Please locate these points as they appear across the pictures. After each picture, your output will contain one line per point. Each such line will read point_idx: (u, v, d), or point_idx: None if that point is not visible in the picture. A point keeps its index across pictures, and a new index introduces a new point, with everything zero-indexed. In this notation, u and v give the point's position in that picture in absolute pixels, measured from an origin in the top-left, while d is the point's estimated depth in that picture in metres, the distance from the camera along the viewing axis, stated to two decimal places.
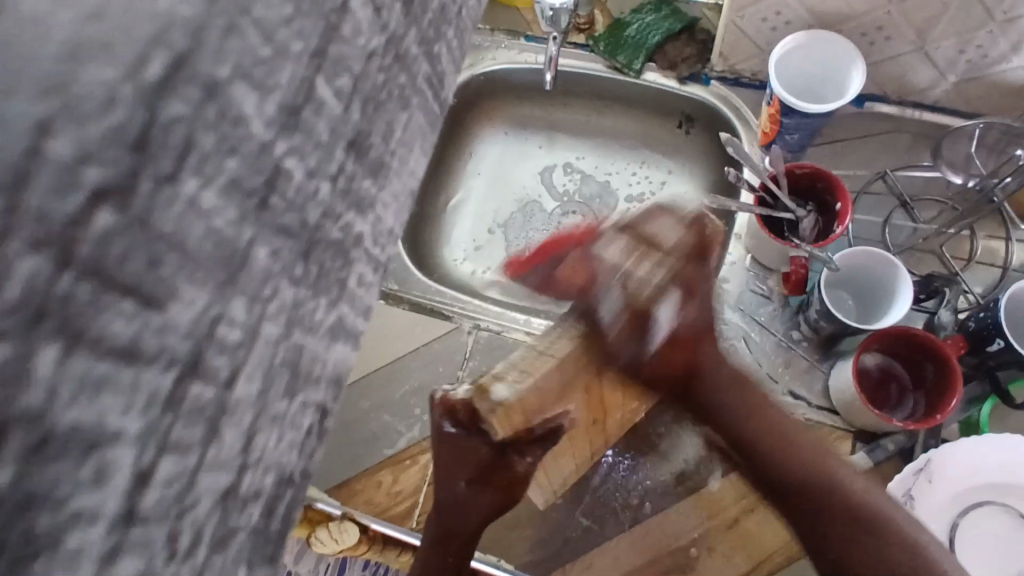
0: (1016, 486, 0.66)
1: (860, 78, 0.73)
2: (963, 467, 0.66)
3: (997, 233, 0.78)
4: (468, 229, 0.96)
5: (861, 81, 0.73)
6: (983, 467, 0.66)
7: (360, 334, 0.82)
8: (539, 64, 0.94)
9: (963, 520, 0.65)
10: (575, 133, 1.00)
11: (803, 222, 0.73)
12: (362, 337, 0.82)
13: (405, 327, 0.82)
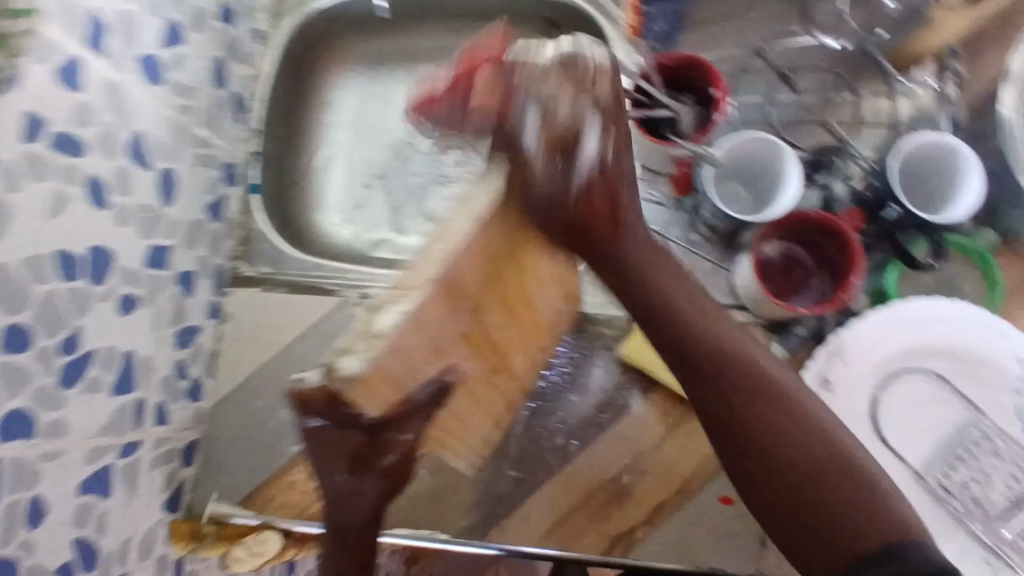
0: (933, 345, 0.63)
1: None
2: (876, 340, 0.63)
3: (880, 91, 0.73)
4: (340, 188, 0.87)
5: None
6: (897, 335, 0.63)
7: (239, 326, 0.75)
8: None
9: (885, 393, 0.63)
10: (438, 59, 0.90)
11: (683, 116, 0.68)
12: (242, 329, 0.75)
13: (285, 309, 0.75)
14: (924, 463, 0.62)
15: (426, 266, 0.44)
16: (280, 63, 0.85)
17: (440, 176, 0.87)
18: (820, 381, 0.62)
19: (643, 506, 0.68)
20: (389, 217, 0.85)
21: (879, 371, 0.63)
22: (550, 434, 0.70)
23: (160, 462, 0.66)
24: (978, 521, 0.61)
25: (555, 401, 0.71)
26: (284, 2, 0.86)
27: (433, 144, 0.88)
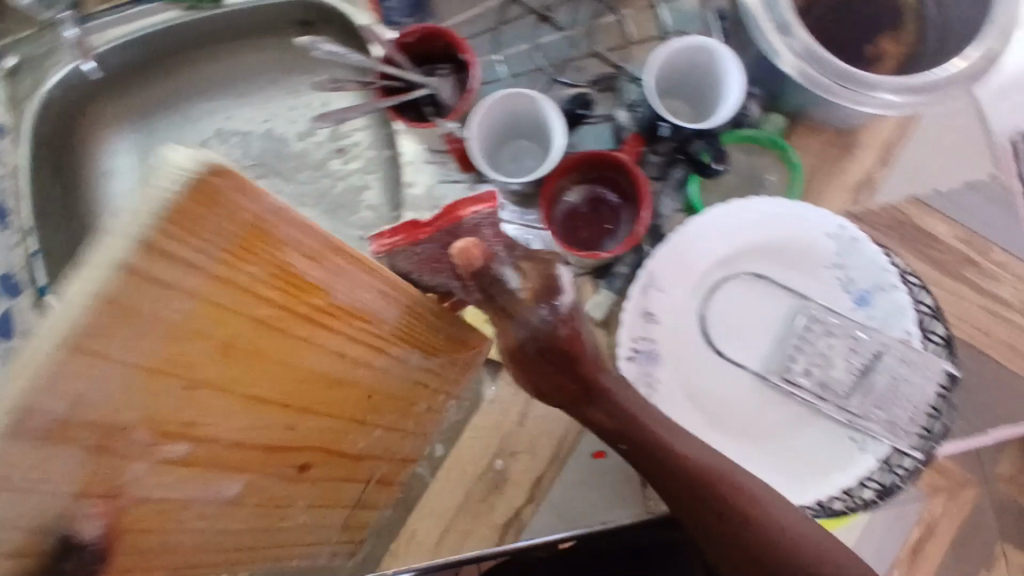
0: (743, 247, 0.63)
1: None
2: (688, 257, 0.62)
3: (642, 5, 0.71)
4: None
5: None
6: (705, 246, 0.62)
7: None
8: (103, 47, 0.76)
9: (709, 305, 0.63)
10: (208, 94, 0.84)
11: (442, 91, 0.63)
12: None
13: None
14: (765, 362, 0.63)
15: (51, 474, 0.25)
16: (31, 155, 0.76)
17: None
18: (643, 313, 0.61)
19: (523, 485, 0.67)
20: None
21: (699, 286, 0.63)
22: None
23: None
24: (832, 403, 0.62)
25: None
26: (15, 87, 0.76)
27: None
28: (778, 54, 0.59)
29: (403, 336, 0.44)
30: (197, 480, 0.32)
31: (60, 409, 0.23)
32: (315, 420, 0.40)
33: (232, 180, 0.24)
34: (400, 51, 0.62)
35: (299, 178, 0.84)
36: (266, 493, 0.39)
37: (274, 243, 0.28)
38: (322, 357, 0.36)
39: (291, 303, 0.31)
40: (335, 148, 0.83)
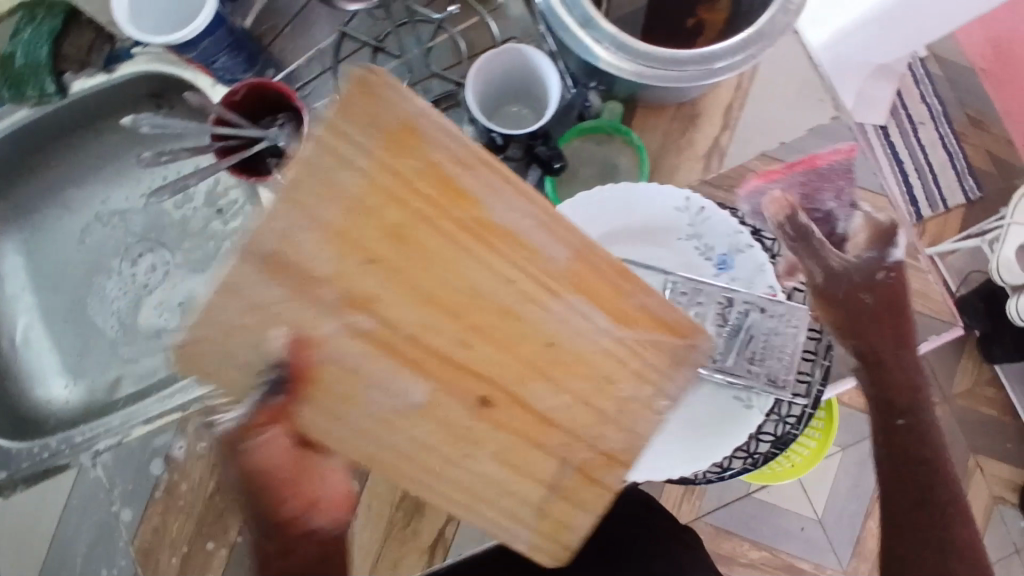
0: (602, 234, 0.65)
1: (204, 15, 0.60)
2: None
3: (473, 20, 0.73)
4: (53, 346, 0.87)
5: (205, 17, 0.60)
6: None
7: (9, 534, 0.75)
8: None
9: None
10: (86, 180, 0.88)
11: (281, 141, 0.64)
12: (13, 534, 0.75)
13: (43, 499, 0.74)
14: None
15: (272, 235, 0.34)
16: None
17: (140, 289, 0.88)
18: None
19: None
20: (113, 350, 0.87)
21: None
22: None
23: None
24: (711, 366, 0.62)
25: None
26: None
27: (121, 258, 0.88)
28: (590, 52, 0.59)
29: (580, 285, 0.38)
30: (413, 364, 0.37)
31: (271, 243, 0.34)
32: (530, 345, 0.38)
33: (388, 85, 0.34)
34: (230, 109, 0.63)
35: (185, 245, 0.87)
36: (449, 420, 0.38)
37: (422, 142, 0.35)
38: (484, 276, 0.37)
39: (440, 205, 0.36)
40: (214, 210, 0.87)
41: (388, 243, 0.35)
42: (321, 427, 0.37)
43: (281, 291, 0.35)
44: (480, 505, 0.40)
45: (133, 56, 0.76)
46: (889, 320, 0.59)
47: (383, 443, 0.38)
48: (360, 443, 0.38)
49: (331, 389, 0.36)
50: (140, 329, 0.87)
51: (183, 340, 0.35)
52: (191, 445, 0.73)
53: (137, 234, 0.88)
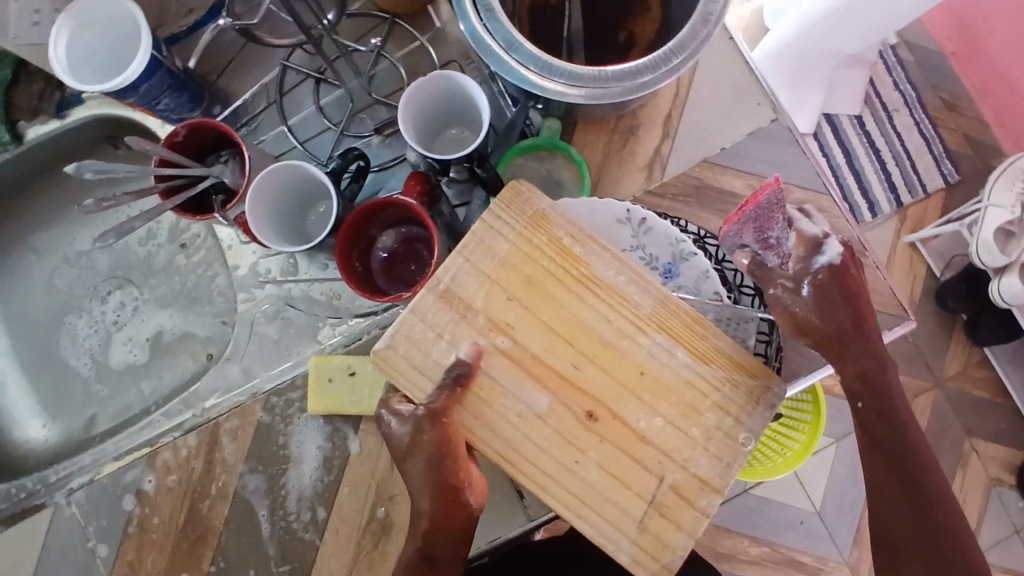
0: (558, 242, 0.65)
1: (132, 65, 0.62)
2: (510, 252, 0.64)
3: (413, 45, 0.74)
4: (30, 388, 0.90)
5: (133, 68, 0.62)
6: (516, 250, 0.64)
7: None
8: None
9: None
10: (48, 223, 0.90)
11: (226, 176, 0.66)
12: None
13: (17, 541, 0.75)
14: None
15: (466, 284, 0.47)
16: None
17: (110, 327, 0.90)
18: None
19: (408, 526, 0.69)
20: (87, 389, 0.89)
21: None
22: (296, 512, 0.71)
23: None
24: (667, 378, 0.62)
25: (283, 482, 0.71)
26: None
27: (91, 297, 0.90)
28: (516, 72, 0.60)
29: (663, 326, 0.47)
30: (553, 384, 0.46)
31: (453, 281, 0.47)
32: (633, 386, 0.46)
33: (529, 192, 0.48)
34: (172, 149, 0.65)
35: (152, 280, 0.89)
36: (562, 429, 0.46)
37: (552, 224, 0.48)
38: (593, 320, 0.47)
39: (564, 266, 0.47)
40: (177, 245, 0.88)
41: (520, 285, 0.47)
42: (478, 426, 0.46)
43: (451, 317, 0.47)
44: (589, 512, 0.46)
45: (83, 101, 0.79)
46: (841, 339, 0.56)
47: (523, 448, 0.46)
48: (507, 446, 0.46)
49: (478, 390, 0.46)
50: (112, 366, 0.89)
51: (383, 345, 0.46)
52: (160, 479, 0.73)
53: (104, 273, 0.90)
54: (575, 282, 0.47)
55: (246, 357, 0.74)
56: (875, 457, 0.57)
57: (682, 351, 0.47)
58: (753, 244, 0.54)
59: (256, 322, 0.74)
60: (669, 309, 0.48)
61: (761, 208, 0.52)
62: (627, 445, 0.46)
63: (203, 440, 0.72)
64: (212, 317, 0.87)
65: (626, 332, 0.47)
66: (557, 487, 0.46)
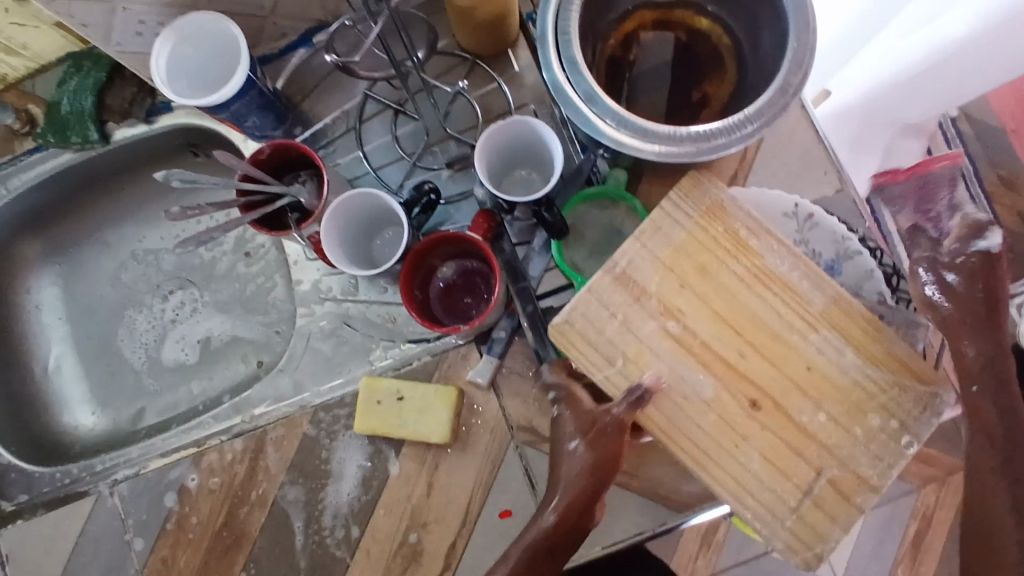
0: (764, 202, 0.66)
1: (232, 82, 0.65)
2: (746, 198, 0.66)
3: (489, 84, 0.76)
4: (82, 377, 0.92)
5: (233, 84, 0.65)
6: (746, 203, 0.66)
7: (26, 558, 0.78)
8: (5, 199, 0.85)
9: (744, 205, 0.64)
10: (119, 218, 0.93)
11: (302, 195, 0.68)
12: (29, 560, 0.78)
13: (60, 525, 0.78)
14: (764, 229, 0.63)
15: (647, 268, 0.61)
16: None
17: (167, 324, 0.93)
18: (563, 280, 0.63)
19: (439, 556, 0.70)
20: (138, 382, 0.91)
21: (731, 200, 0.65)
22: (331, 528, 0.72)
23: None
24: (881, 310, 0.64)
25: (321, 498, 0.72)
26: None
27: (152, 295, 0.93)
28: (593, 123, 0.61)
29: (834, 324, 0.60)
30: (722, 364, 0.60)
31: (648, 263, 0.61)
32: (795, 371, 0.60)
33: (709, 190, 0.62)
34: (257, 165, 0.68)
35: (213, 285, 0.92)
36: (725, 414, 0.59)
37: (727, 216, 0.62)
38: (763, 313, 0.60)
39: (739, 257, 0.61)
40: (241, 253, 0.91)
41: (694, 274, 0.61)
42: (659, 409, 0.59)
43: (626, 294, 0.61)
44: (748, 496, 0.58)
45: (173, 108, 0.83)
46: (966, 321, 0.58)
47: (695, 422, 0.59)
48: (672, 426, 0.59)
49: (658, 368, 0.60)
50: (163, 364, 0.92)
51: (562, 319, 0.61)
52: (203, 479, 0.75)
53: (168, 273, 0.93)
54: (747, 281, 0.61)
55: (299, 370, 0.75)
56: (986, 443, 0.55)
57: (852, 355, 0.60)
58: (916, 214, 0.70)
59: (312, 336, 0.76)
60: (841, 308, 0.61)
61: (935, 181, 0.72)
62: (792, 433, 0.59)
63: (249, 446, 0.74)
64: (263, 325, 0.90)
65: (794, 325, 0.60)
66: (722, 453, 0.58)
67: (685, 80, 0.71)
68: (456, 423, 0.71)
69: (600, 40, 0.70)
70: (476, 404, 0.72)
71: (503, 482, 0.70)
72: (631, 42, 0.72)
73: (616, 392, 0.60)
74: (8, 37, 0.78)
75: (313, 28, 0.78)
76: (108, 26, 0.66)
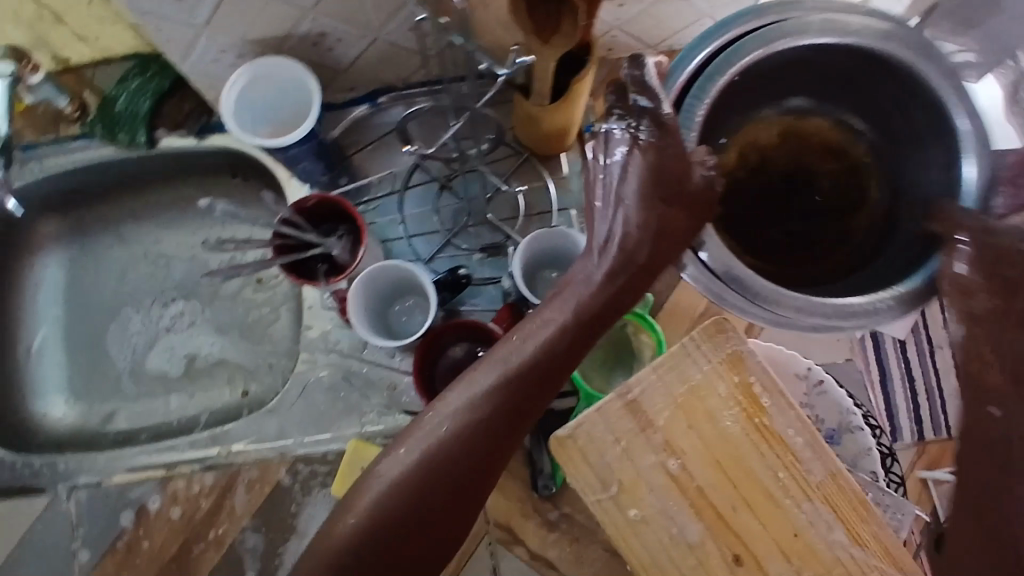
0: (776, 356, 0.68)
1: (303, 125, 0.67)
2: (762, 349, 0.67)
3: (536, 180, 0.79)
4: (63, 366, 0.90)
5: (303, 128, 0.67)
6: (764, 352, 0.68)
7: None
8: (37, 176, 0.85)
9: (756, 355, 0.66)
10: (141, 218, 0.93)
11: (335, 250, 0.70)
12: None
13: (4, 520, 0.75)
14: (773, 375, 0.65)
15: (658, 402, 0.62)
16: None
17: (159, 330, 0.90)
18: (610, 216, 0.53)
19: None
20: (119, 385, 0.89)
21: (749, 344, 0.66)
22: None
23: None
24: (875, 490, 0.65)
25: (279, 554, 0.71)
26: None
27: (153, 300, 0.91)
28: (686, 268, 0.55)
29: (827, 497, 0.61)
30: (712, 512, 0.60)
31: (661, 397, 0.62)
32: (781, 533, 0.60)
33: (731, 339, 0.63)
34: (300, 214, 0.70)
35: (218, 304, 0.90)
36: (706, 561, 0.60)
37: (744, 366, 0.63)
38: (760, 470, 0.61)
39: (749, 412, 0.62)
40: (253, 278, 0.91)
41: (703, 417, 0.62)
42: (644, 540, 0.60)
43: (632, 422, 0.62)
44: None
45: (225, 130, 0.84)
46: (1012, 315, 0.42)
47: (675, 565, 0.60)
48: (650, 562, 0.60)
49: (650, 502, 0.60)
50: (146, 371, 0.89)
51: (565, 432, 0.62)
52: (165, 505, 0.73)
53: (175, 281, 0.91)
54: (752, 436, 0.62)
55: (288, 415, 0.74)
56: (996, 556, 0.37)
57: (842, 534, 0.60)
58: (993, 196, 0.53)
59: (309, 384, 0.75)
60: (837, 482, 0.61)
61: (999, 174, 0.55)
62: None
63: (220, 483, 0.73)
64: (257, 353, 0.88)
65: (789, 488, 0.61)
66: None
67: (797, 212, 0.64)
68: None
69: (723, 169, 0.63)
70: None
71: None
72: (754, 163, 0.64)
73: (603, 517, 0.61)
74: (83, 28, 0.79)
75: (377, 89, 0.82)
76: (190, 48, 0.68)
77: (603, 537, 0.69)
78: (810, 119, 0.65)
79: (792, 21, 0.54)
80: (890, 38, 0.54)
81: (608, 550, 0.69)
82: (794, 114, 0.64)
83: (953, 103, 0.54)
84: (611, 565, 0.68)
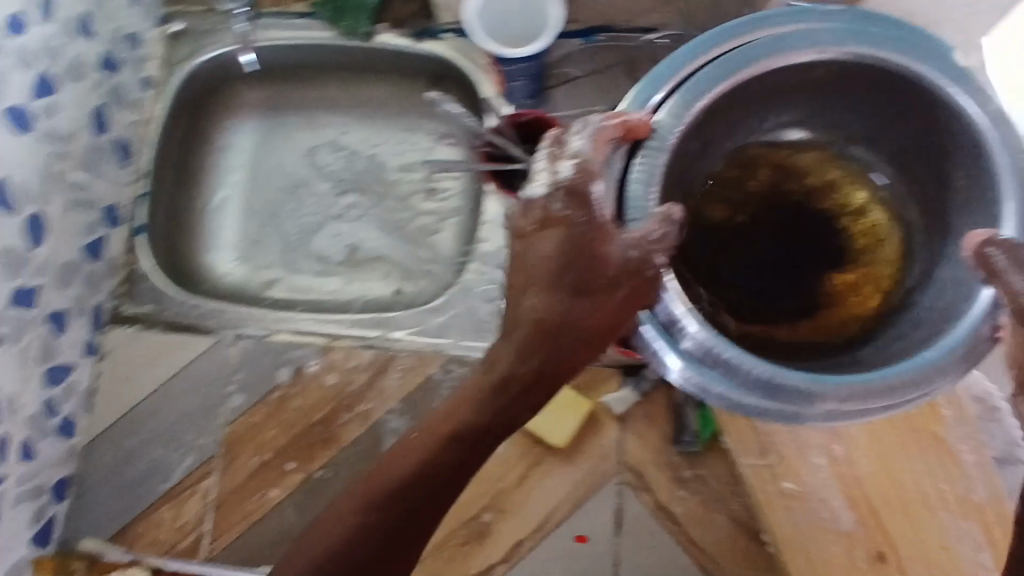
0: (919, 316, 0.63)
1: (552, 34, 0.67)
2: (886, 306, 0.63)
3: None
4: (236, 228, 0.89)
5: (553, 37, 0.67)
6: None
7: (105, 369, 0.76)
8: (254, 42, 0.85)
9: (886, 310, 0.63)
10: (331, 104, 0.92)
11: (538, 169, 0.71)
12: (109, 372, 0.76)
13: (154, 350, 0.76)
14: None
15: None
16: (169, 113, 0.84)
17: (331, 215, 0.89)
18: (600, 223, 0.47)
19: (503, 544, 0.70)
20: (285, 256, 0.88)
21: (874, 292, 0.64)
22: None
23: (27, 497, 0.68)
24: None
25: None
26: (176, 50, 0.84)
27: (329, 187, 0.90)
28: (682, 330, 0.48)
29: (986, 525, 0.58)
30: (865, 504, 0.61)
31: None
32: (927, 545, 0.59)
33: None
34: (512, 127, 0.71)
35: (389, 202, 0.89)
36: (851, 547, 0.60)
37: None
38: (925, 479, 0.60)
39: (927, 420, 0.61)
40: (427, 187, 0.89)
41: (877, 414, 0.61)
42: (791, 512, 0.62)
43: None
44: None
45: (441, 38, 0.83)
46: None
47: (816, 544, 0.61)
48: (792, 533, 0.62)
49: (803, 479, 0.62)
50: (309, 250, 0.88)
51: None
52: (322, 371, 0.75)
53: (352, 172, 0.90)
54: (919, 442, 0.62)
55: (452, 314, 0.76)
56: None
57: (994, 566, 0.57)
58: None
59: (475, 292, 0.76)
60: (1004, 516, 0.58)
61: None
62: None
63: (378, 360, 0.75)
64: (417, 258, 0.87)
65: (953, 501, 0.60)
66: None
67: (806, 272, 0.60)
68: (577, 436, 0.71)
69: (689, 196, 0.60)
70: (600, 428, 0.72)
71: (591, 509, 0.70)
72: (720, 230, 0.60)
73: (750, 479, 0.63)
74: None
75: (596, 25, 0.81)
76: None
77: (732, 505, 0.69)
78: (804, 151, 0.63)
79: (803, 28, 0.52)
80: (913, 52, 0.52)
81: (733, 521, 0.69)
82: (788, 147, 0.63)
83: (991, 135, 0.50)
84: (734, 533, 0.69)
